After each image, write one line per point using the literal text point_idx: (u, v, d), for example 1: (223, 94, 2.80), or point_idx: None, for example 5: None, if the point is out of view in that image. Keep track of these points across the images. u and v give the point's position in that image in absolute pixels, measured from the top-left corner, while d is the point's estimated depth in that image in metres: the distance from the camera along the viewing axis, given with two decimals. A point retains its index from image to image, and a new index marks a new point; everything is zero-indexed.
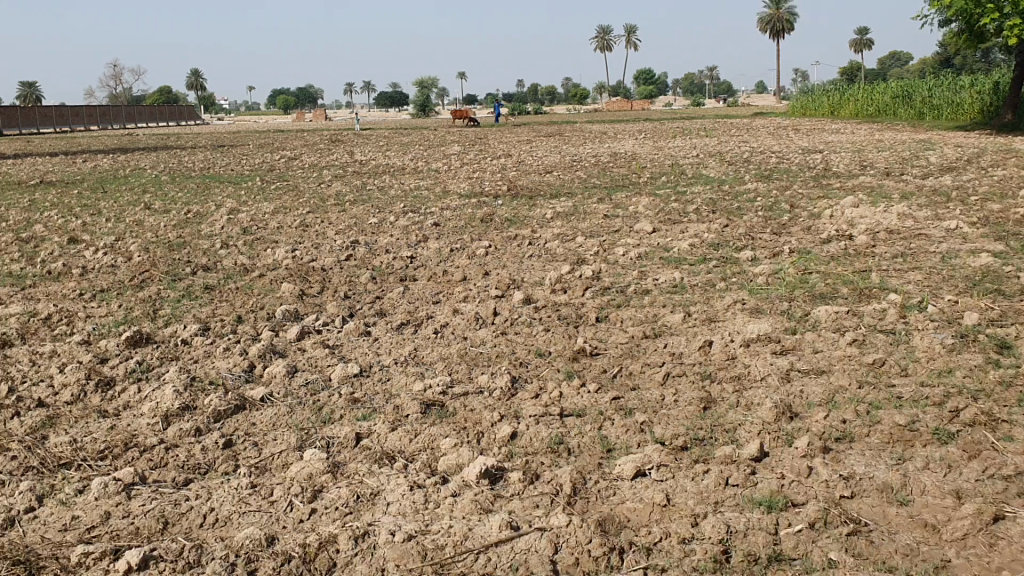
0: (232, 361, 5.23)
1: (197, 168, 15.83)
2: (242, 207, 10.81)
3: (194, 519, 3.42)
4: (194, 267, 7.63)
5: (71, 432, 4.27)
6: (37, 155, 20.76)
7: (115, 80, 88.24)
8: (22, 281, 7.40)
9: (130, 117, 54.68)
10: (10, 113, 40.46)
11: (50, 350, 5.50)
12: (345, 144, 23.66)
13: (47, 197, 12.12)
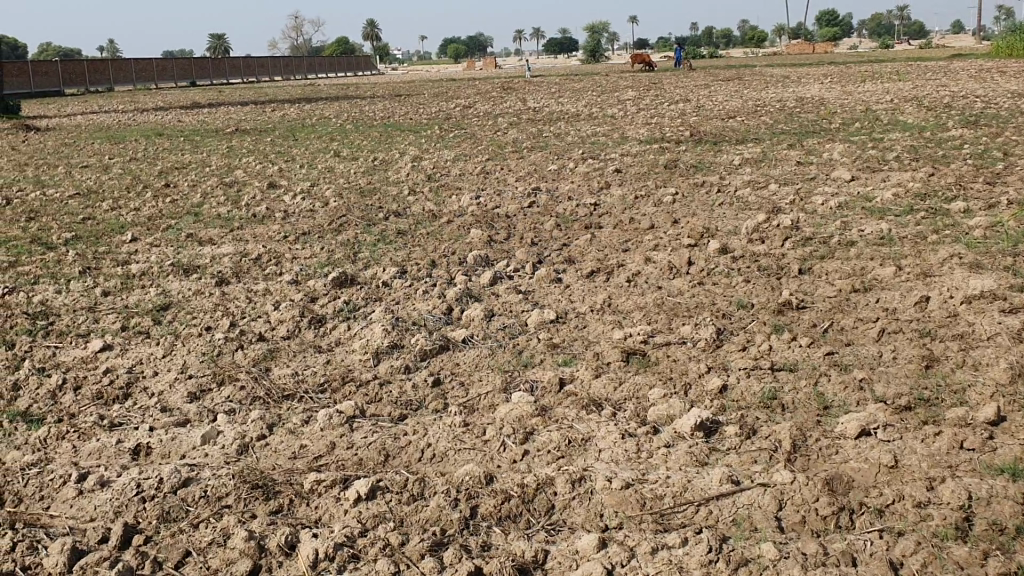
0: (432, 302, 5.34)
1: (378, 117, 16.25)
2: (426, 155, 11.02)
3: (413, 454, 3.52)
4: (386, 212, 7.84)
5: (292, 366, 4.48)
6: (229, 104, 21.90)
7: (296, 32, 91.86)
8: (231, 222, 7.82)
9: (310, 67, 56.87)
10: (203, 64, 42.89)
11: (264, 289, 5.78)
12: (519, 91, 23.71)
13: (244, 144, 12.76)
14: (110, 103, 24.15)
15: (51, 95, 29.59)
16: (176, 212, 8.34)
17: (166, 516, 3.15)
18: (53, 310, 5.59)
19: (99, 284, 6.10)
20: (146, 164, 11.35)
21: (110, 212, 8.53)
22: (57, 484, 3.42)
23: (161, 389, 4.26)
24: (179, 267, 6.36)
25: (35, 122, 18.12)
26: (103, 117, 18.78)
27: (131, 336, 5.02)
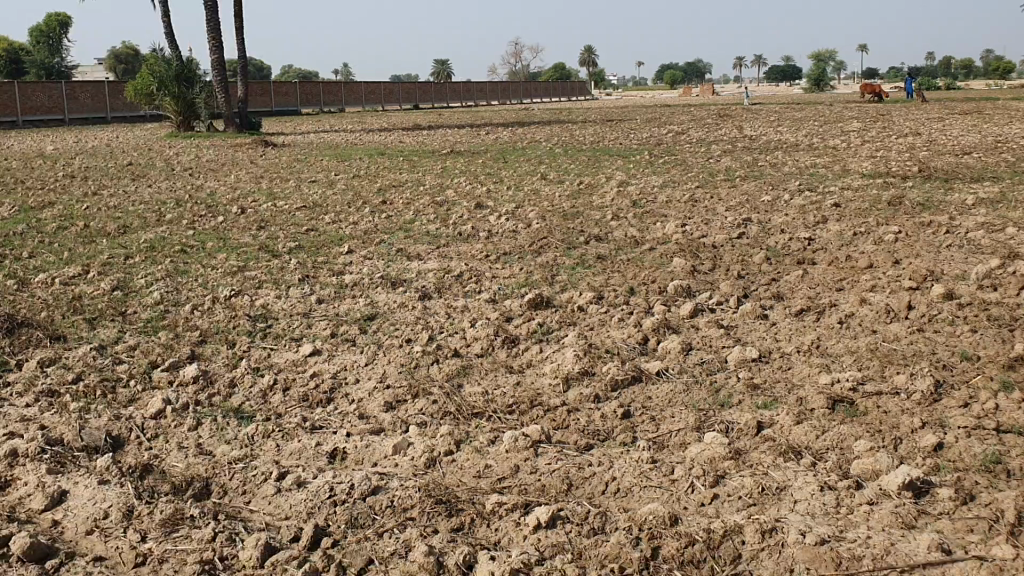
0: (629, 329, 5.24)
1: (588, 141, 16.34)
2: (633, 181, 10.91)
3: (598, 485, 3.44)
4: (589, 236, 7.80)
5: (483, 384, 4.50)
6: (447, 126, 22.77)
7: (516, 57, 94.57)
8: (438, 240, 8.06)
9: (527, 92, 58.34)
10: (427, 88, 44.84)
11: (463, 304, 5.85)
12: (735, 119, 23.26)
13: (457, 165, 13.16)
14: (341, 123, 25.72)
15: (287, 114, 31.90)
16: (389, 227, 8.70)
17: (354, 522, 3.25)
18: (271, 314, 5.94)
19: (313, 292, 6.43)
20: (365, 181, 11.94)
21: (329, 225, 9.02)
22: (258, 480, 3.60)
23: (360, 398, 4.40)
24: (387, 280, 6.60)
25: (274, 139, 19.56)
26: (333, 135, 20.00)
27: (337, 343, 5.25)
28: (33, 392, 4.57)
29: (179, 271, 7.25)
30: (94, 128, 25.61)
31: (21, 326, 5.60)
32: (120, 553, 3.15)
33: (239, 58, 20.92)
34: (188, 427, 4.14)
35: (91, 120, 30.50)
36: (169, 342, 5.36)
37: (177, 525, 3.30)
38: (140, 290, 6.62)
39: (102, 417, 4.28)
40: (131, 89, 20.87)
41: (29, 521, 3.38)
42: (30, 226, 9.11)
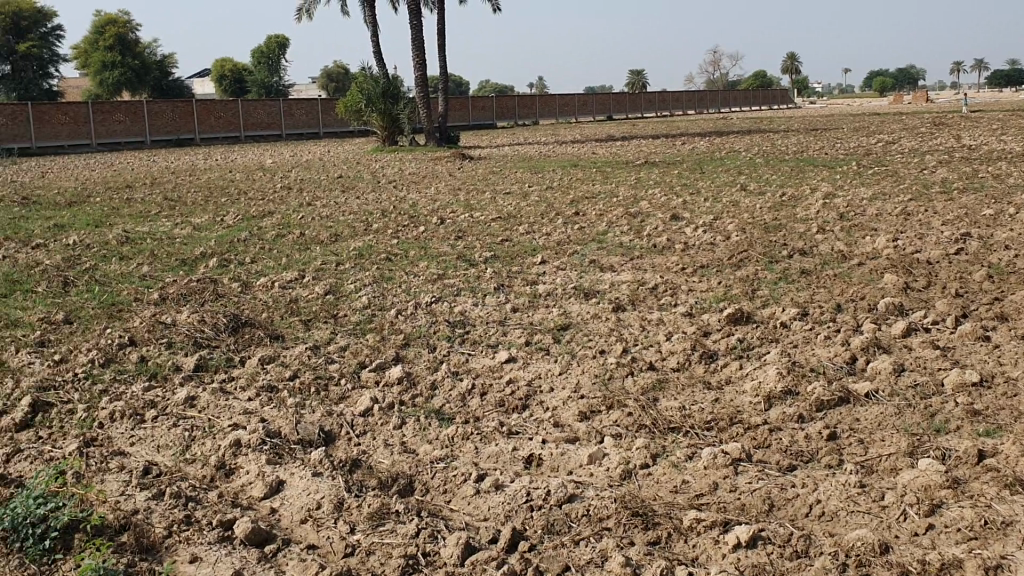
0: (835, 347, 5.01)
1: (790, 151, 15.81)
2: (839, 192, 10.43)
3: (801, 508, 3.31)
4: (791, 250, 7.53)
5: (680, 399, 4.43)
6: (643, 137, 22.64)
7: (712, 67, 92.96)
8: (633, 251, 8.03)
9: (725, 102, 57.15)
10: (621, 99, 44.75)
11: (659, 317, 5.79)
12: (954, 127, 21.78)
13: (652, 176, 13.07)
14: (536, 136, 26.13)
15: (485, 128, 32.78)
16: (583, 238, 8.75)
17: (550, 529, 3.28)
18: (469, 321, 6.11)
19: (510, 301, 6.56)
20: (560, 192, 12.07)
21: (524, 236, 9.18)
22: (458, 480, 3.70)
23: (555, 406, 4.44)
24: (581, 290, 6.64)
25: (472, 152, 20.14)
26: (529, 148, 20.36)
27: (533, 351, 5.32)
28: (254, 387, 4.91)
29: (384, 278, 7.59)
30: (308, 142, 27.30)
31: (244, 326, 6.04)
32: (331, 543, 3.33)
33: (442, 74, 21.71)
34: (393, 426, 4.32)
35: (305, 135, 32.52)
36: (375, 345, 5.62)
37: (382, 520, 3.45)
38: (349, 295, 6.98)
39: (314, 414, 4.54)
40: (342, 106, 22.00)
41: (251, 507, 3.63)
42: (251, 234, 9.82)
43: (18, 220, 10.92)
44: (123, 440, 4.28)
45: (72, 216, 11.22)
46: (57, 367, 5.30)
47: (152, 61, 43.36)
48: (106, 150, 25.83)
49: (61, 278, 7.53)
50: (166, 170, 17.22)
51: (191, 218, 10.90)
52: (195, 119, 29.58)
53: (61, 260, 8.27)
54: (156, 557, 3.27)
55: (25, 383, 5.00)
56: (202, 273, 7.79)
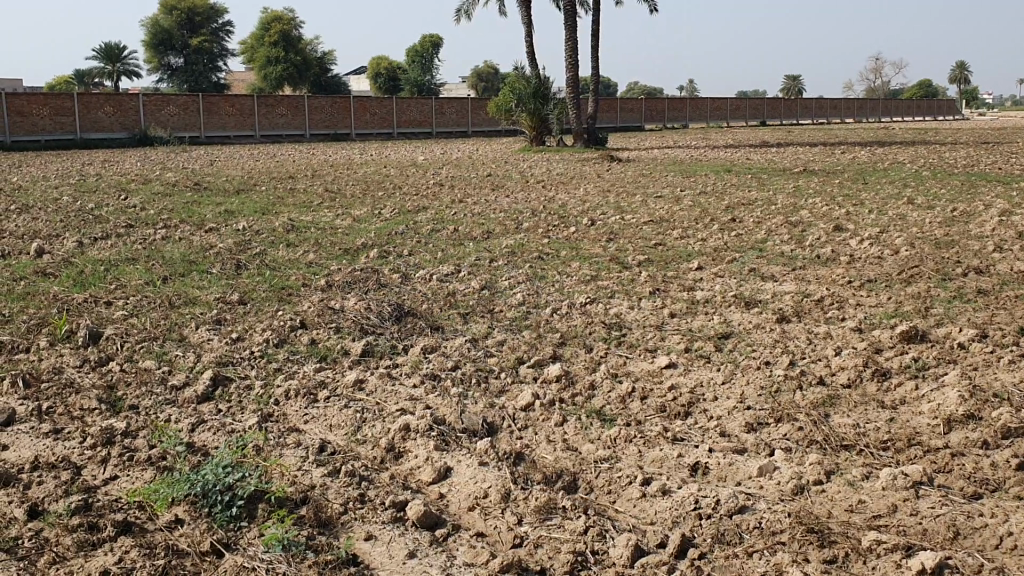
0: (1020, 373, 4.71)
1: (961, 164, 15.02)
2: (1018, 210, 9.84)
3: (989, 539, 3.14)
4: (966, 268, 7.15)
5: (852, 416, 4.27)
6: (800, 144, 21.98)
7: (873, 74, 89.34)
8: (794, 262, 7.82)
9: (886, 110, 54.82)
10: (776, 104, 43.58)
11: (826, 331, 5.60)
12: None
13: (811, 185, 12.68)
14: (685, 140, 25.80)
15: (633, 130, 32.56)
16: (742, 246, 8.57)
17: (721, 538, 3.24)
18: (627, 324, 6.08)
19: (667, 305, 6.49)
20: (715, 198, 11.87)
21: (679, 240, 9.07)
22: (623, 483, 3.69)
23: (721, 414, 4.36)
24: (742, 299, 6.50)
25: (621, 154, 20.05)
26: (680, 152, 20.09)
27: (694, 357, 5.24)
28: (419, 374, 5.05)
29: (538, 276, 7.64)
30: (458, 140, 27.83)
31: (406, 315, 6.21)
32: (499, 532, 3.38)
33: (595, 75, 21.71)
34: (556, 422, 4.35)
35: (454, 133, 33.23)
36: (533, 342, 5.66)
37: (550, 514, 3.48)
38: (505, 291, 7.07)
39: (478, 404, 4.63)
40: (493, 105, 22.35)
41: (420, 491, 3.73)
42: (408, 227, 10.09)
43: (193, 204, 11.62)
44: (298, 417, 4.47)
45: (241, 203, 11.81)
46: (235, 345, 5.58)
47: (313, 58, 45.14)
48: (269, 142, 27.08)
49: (235, 261, 7.95)
50: (325, 163, 17.90)
51: (351, 210, 11.31)
52: (352, 115, 30.63)
53: (233, 244, 8.72)
54: (333, 531, 3.40)
55: (206, 358, 5.29)
56: (364, 263, 8.06)
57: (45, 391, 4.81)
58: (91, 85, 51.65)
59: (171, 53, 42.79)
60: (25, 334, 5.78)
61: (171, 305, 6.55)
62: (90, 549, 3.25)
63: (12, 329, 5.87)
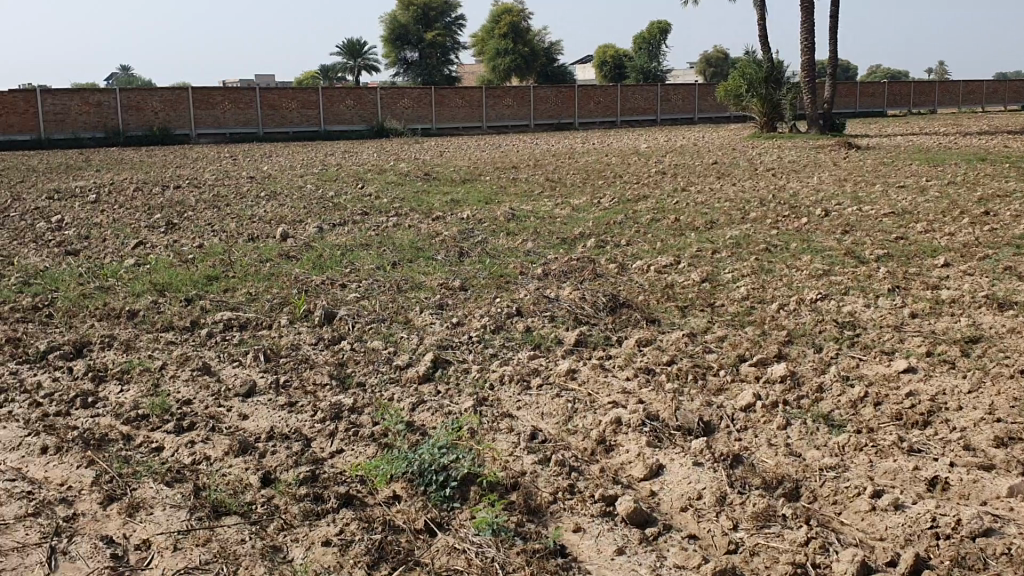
0: None
1: None
2: None
3: None
4: None
5: None
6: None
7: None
8: None
9: None
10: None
11: None
12: None
13: None
14: (932, 126, 24.01)
15: (873, 117, 30.65)
16: (995, 241, 7.82)
17: (962, 563, 2.94)
18: (859, 323, 5.69)
19: (906, 305, 6.02)
20: (964, 189, 10.93)
21: (922, 234, 8.41)
22: (851, 493, 3.44)
23: (965, 426, 3.98)
24: (994, 300, 5.92)
25: (858, 141, 18.91)
26: (927, 139, 18.68)
27: (935, 362, 4.82)
28: (634, 366, 4.96)
29: (763, 269, 7.33)
30: (683, 128, 27.33)
31: (622, 306, 6.13)
32: (712, 535, 3.25)
33: (832, 59, 20.61)
34: (777, 424, 4.13)
35: (680, 121, 32.70)
36: (756, 339, 5.42)
37: (768, 522, 3.30)
38: (727, 284, 6.83)
39: (694, 402, 4.48)
40: (722, 92, 21.74)
41: (631, 486, 3.65)
42: (629, 217, 9.99)
43: (423, 193, 12.09)
44: (511, 404, 4.51)
45: (467, 192, 12.17)
46: (455, 330, 5.72)
47: (542, 49, 45.83)
48: (496, 133, 27.81)
49: (458, 248, 8.17)
50: (549, 152, 18.11)
51: (572, 199, 11.35)
52: (576, 105, 30.83)
53: (458, 232, 8.98)
54: (543, 521, 3.37)
55: (428, 341, 5.45)
56: (582, 253, 8.05)
57: (282, 366, 5.12)
58: (335, 80, 55.13)
59: (408, 48, 44.82)
60: (267, 312, 6.20)
61: (398, 289, 6.82)
62: (314, 519, 3.36)
63: (257, 307, 6.31)
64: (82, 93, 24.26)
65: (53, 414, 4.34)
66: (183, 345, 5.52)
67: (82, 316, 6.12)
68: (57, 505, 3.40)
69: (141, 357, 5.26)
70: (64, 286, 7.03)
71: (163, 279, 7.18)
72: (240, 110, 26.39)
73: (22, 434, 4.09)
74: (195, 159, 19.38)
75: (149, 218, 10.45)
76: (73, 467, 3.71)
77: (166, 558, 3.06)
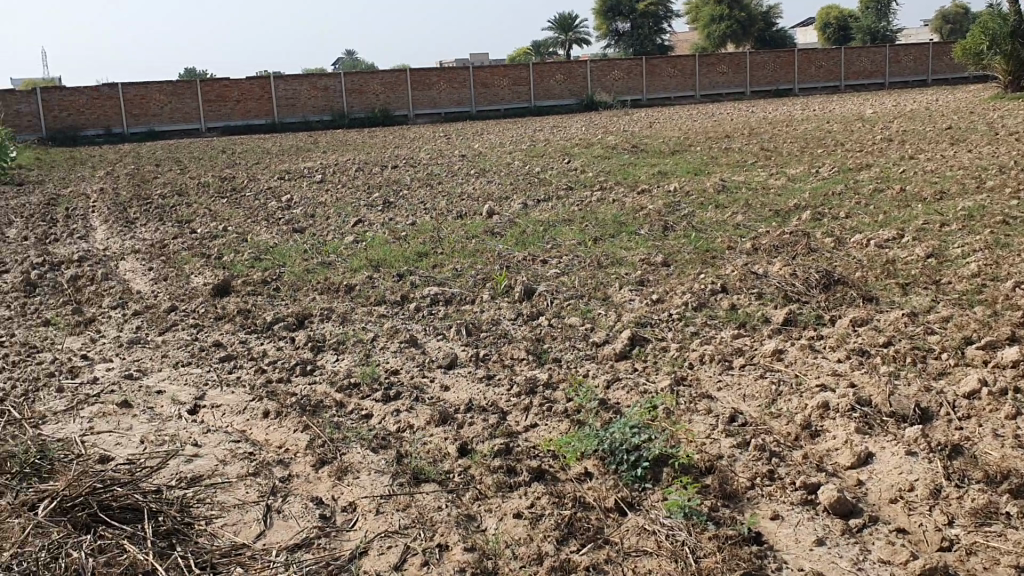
0: None
1: None
2: None
3: None
4: None
5: None
6: None
7: None
8: None
9: None
10: None
11: None
12: None
13: None
14: None
15: None
16: None
17: None
18: None
19: None
20: None
21: None
22: None
23: None
24: None
25: None
26: None
27: None
28: (844, 348, 4.70)
29: (999, 242, 6.71)
30: (914, 90, 25.47)
31: (835, 283, 5.81)
32: (924, 532, 3.04)
33: None
34: (1005, 413, 3.79)
35: (909, 83, 31.03)
36: (984, 319, 4.98)
37: (988, 519, 3.06)
38: (955, 260, 6.31)
39: (911, 386, 4.18)
40: (958, 51, 20.09)
41: (836, 474, 3.47)
42: (847, 187, 9.46)
43: (629, 166, 11.99)
44: (711, 384, 4.40)
45: (675, 164, 11.94)
46: (655, 307, 5.65)
47: (759, 13, 44.09)
48: (708, 102, 27.10)
49: (663, 222, 8.05)
50: (764, 121, 17.43)
51: (786, 170, 10.89)
52: (795, 69, 30.57)
53: (663, 205, 8.84)
54: (738, 506, 3.26)
55: (627, 318, 5.42)
56: (794, 227, 7.70)
57: (483, 340, 5.25)
58: (548, 55, 55.63)
59: (619, 18, 44.46)
60: (472, 287, 6.37)
61: (600, 264, 6.81)
62: (507, 491, 3.42)
63: (462, 283, 6.50)
64: (310, 79, 27.01)
65: (275, 380, 4.67)
66: (392, 318, 5.78)
67: (304, 290, 6.54)
68: (274, 466, 3.66)
69: (355, 329, 5.55)
70: (289, 261, 7.54)
71: (377, 255, 7.55)
72: (455, 90, 27.89)
73: (248, 398, 4.43)
74: (412, 139, 20.20)
75: (367, 197, 11.00)
76: (290, 431, 3.98)
77: (367, 521, 3.21)
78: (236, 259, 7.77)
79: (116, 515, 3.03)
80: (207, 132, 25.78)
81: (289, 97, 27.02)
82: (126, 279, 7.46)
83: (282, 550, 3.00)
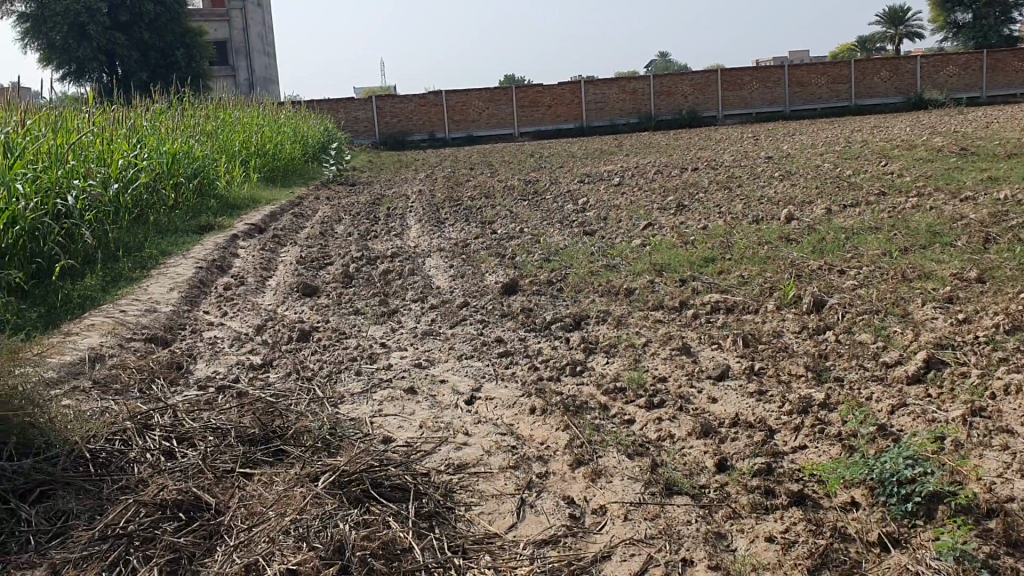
0: None
1: None
2: None
3: None
4: None
5: None
6: None
7: None
8: None
9: None
10: None
11: None
12: None
13: None
14: None
15: None
16: None
17: None
18: None
19: None
20: None
21: None
22: None
23: None
24: None
25: None
26: None
27: None
28: None
29: None
30: None
31: None
32: None
33: None
34: None
35: None
36: None
37: None
38: None
39: None
40: None
41: None
42: None
43: (955, 170, 11.01)
44: (1015, 416, 3.93)
45: (1010, 168, 10.78)
46: (960, 328, 5.14)
47: None
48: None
49: (984, 233, 7.31)
50: None
51: None
52: None
53: (987, 214, 8.02)
54: None
55: (924, 338, 4.99)
56: None
57: (760, 352, 5.08)
58: (874, 51, 52.38)
59: (959, 10, 40.95)
60: (756, 296, 6.19)
61: (903, 278, 6.33)
62: (762, 513, 3.30)
63: (747, 291, 6.33)
64: (621, 83, 29.11)
65: (547, 379, 4.84)
66: (670, 324, 5.76)
67: (587, 292, 6.69)
68: (534, 461, 3.80)
69: (630, 333, 5.60)
70: (577, 263, 7.74)
71: (663, 259, 7.55)
72: (768, 89, 29.41)
73: (519, 394, 4.63)
74: (717, 141, 19.90)
75: (663, 200, 11.01)
76: (553, 430, 4.10)
77: (615, 526, 3.25)
78: (528, 259, 8.12)
79: (385, 494, 3.32)
80: (520, 136, 28.84)
81: (600, 100, 29.25)
82: (429, 274, 8.05)
83: (529, 544, 3.12)
